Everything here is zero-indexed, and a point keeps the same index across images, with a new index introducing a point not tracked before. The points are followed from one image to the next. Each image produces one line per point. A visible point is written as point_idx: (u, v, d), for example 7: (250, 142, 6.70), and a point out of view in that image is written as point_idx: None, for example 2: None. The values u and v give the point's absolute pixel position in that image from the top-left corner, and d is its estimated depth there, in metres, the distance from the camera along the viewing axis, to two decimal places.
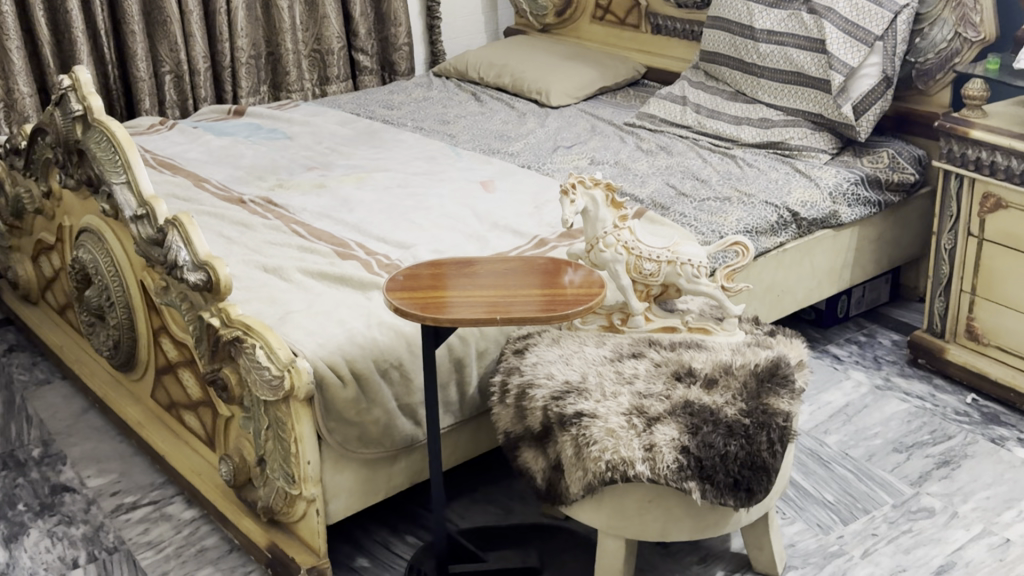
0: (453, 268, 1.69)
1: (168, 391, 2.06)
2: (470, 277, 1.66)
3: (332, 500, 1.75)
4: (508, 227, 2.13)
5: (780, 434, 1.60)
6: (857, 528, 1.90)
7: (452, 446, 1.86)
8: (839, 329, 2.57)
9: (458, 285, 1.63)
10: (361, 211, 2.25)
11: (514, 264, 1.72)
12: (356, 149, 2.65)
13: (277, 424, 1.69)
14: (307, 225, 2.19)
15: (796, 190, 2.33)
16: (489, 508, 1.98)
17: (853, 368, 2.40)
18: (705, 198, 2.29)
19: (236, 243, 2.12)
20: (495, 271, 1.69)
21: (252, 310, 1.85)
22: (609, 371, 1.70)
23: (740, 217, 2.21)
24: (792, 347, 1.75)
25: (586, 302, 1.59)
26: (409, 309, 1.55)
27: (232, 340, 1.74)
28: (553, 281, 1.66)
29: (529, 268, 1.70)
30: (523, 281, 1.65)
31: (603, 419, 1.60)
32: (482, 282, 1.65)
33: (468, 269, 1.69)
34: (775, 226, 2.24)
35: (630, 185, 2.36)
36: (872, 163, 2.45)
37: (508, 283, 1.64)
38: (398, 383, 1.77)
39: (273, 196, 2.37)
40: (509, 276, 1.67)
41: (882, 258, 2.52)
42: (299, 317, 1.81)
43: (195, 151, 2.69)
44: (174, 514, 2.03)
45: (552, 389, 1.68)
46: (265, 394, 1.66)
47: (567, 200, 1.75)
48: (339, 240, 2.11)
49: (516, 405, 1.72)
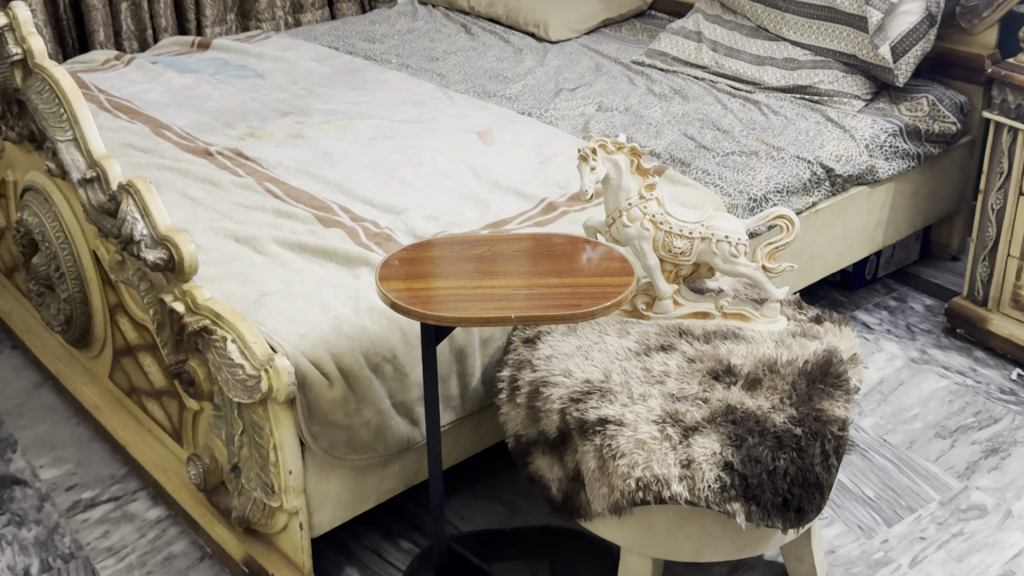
0: (452, 250, 1.45)
1: (128, 374, 1.82)
2: (472, 262, 1.42)
3: (317, 512, 1.53)
4: (511, 187, 1.89)
5: (835, 446, 1.39)
6: (902, 531, 1.71)
7: (453, 445, 1.64)
8: (866, 292, 2.35)
9: (459, 273, 1.39)
10: (343, 166, 2.00)
11: (523, 245, 1.48)
12: (336, 90, 2.38)
13: (252, 428, 1.47)
14: (283, 184, 1.95)
15: (828, 143, 2.09)
16: (491, 507, 1.77)
17: (885, 339, 2.19)
18: (729, 152, 2.05)
19: (203, 206, 1.87)
20: (501, 254, 1.45)
21: (222, 292, 1.61)
22: (636, 367, 1.48)
23: (769, 174, 1.99)
24: (843, 338, 1.54)
25: (612, 289, 1.35)
26: (407, 305, 1.31)
27: (199, 331, 1.51)
28: (571, 263, 1.43)
29: (540, 249, 1.47)
30: (535, 266, 1.41)
31: (632, 428, 1.39)
32: (486, 268, 1.41)
33: (469, 252, 1.45)
34: (807, 184, 2.02)
35: (643, 137, 2.12)
36: (911, 111, 2.21)
37: (518, 269, 1.41)
38: (392, 379, 1.54)
39: (243, 147, 2.11)
40: (518, 260, 1.43)
41: (917, 216, 2.29)
42: (276, 302, 1.58)
43: (155, 91, 2.42)
44: (138, 514, 1.80)
45: (571, 389, 1.46)
46: (239, 396, 1.44)
47: (587, 165, 1.52)
48: (320, 205, 1.86)
49: (528, 406, 1.50)
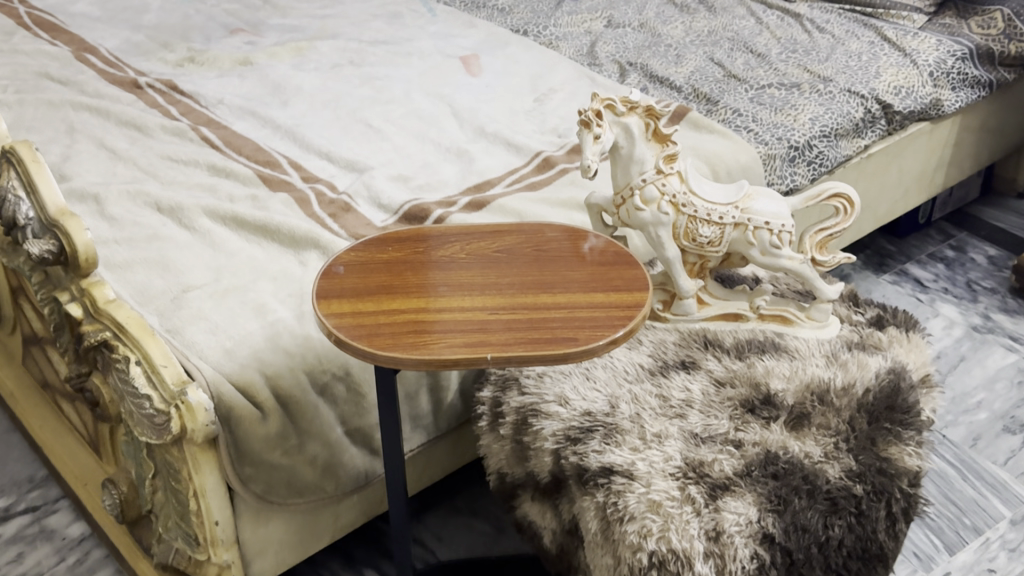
0: (416, 250, 1.12)
1: (39, 366, 1.52)
2: (441, 269, 1.09)
3: (256, 561, 1.24)
4: (499, 135, 1.56)
5: (905, 507, 1.08)
6: (967, 562, 1.42)
7: (424, 467, 1.34)
8: (918, 240, 2.03)
9: (425, 288, 1.07)
10: (298, 105, 1.66)
11: (508, 238, 1.15)
12: (299, 0, 2.04)
13: (167, 471, 1.17)
14: (222, 129, 1.61)
15: (885, 71, 1.73)
16: (475, 525, 1.49)
17: (942, 301, 1.87)
18: (764, 85, 1.70)
19: (124, 159, 1.54)
20: (479, 253, 1.12)
21: (134, 284, 1.29)
22: (649, 394, 1.17)
23: (815, 114, 1.64)
24: (911, 351, 1.22)
25: (624, 313, 1.03)
26: (352, 339, 1.00)
27: (98, 346, 1.20)
28: (568, 268, 1.10)
29: (530, 245, 1.14)
30: (523, 274, 1.09)
31: (644, 483, 1.08)
32: (459, 278, 1.08)
33: (437, 251, 1.12)
34: (860, 125, 1.67)
35: (661, 64, 1.77)
36: (982, 28, 1.84)
37: (501, 280, 1.08)
38: (345, 402, 1.24)
39: (180, 77, 1.76)
40: (501, 264, 1.10)
41: (982, 152, 1.94)
42: (199, 301, 1.26)
43: (84, 1, 2.05)
44: (57, 531, 1.52)
45: (568, 423, 1.16)
46: (148, 435, 1.14)
47: (589, 132, 1.18)
48: (265, 159, 1.53)
49: (514, 440, 1.19)
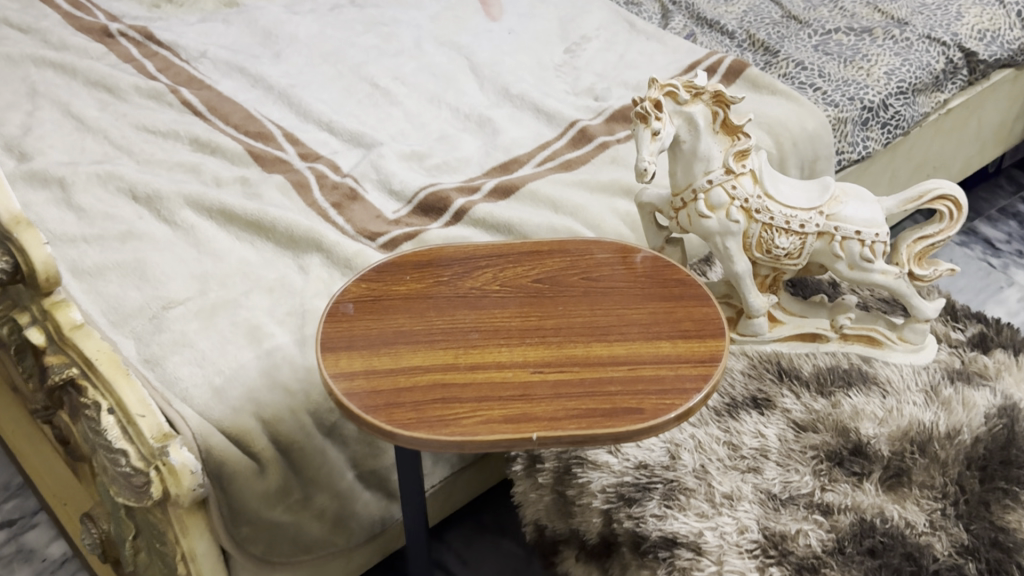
0: (438, 280, 0.93)
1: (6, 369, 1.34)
2: (470, 309, 0.90)
3: None
4: (527, 99, 1.35)
5: None
6: None
7: (445, 500, 1.17)
8: (987, 193, 1.83)
9: (452, 336, 0.88)
10: (293, 59, 1.45)
11: (548, 261, 0.95)
12: None
13: (149, 533, 1.00)
14: (207, 90, 1.39)
15: (967, 12, 1.51)
16: (503, 545, 1.32)
17: (1018, 268, 1.67)
18: (830, 29, 1.49)
19: (93, 130, 1.33)
20: (515, 284, 0.93)
21: (106, 297, 1.10)
22: (716, 442, 0.99)
23: (890, 67, 1.41)
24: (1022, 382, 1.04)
25: (695, 371, 0.84)
26: (367, 411, 0.81)
27: (65, 385, 1.01)
28: (624, 306, 0.90)
29: (575, 272, 0.94)
30: (568, 314, 0.90)
31: (713, 560, 0.90)
32: (491, 321, 0.89)
33: (464, 282, 0.93)
34: (940, 77, 1.44)
35: (709, 4, 1.57)
36: None
37: (543, 323, 0.89)
38: (356, 441, 1.05)
39: (157, 23, 1.54)
40: (542, 301, 0.91)
41: None
42: (182, 322, 1.07)
43: None
44: (36, 551, 1.36)
45: (620, 478, 0.98)
46: (127, 497, 0.96)
47: (647, 128, 0.97)
48: (256, 130, 1.32)
49: (555, 491, 1.02)
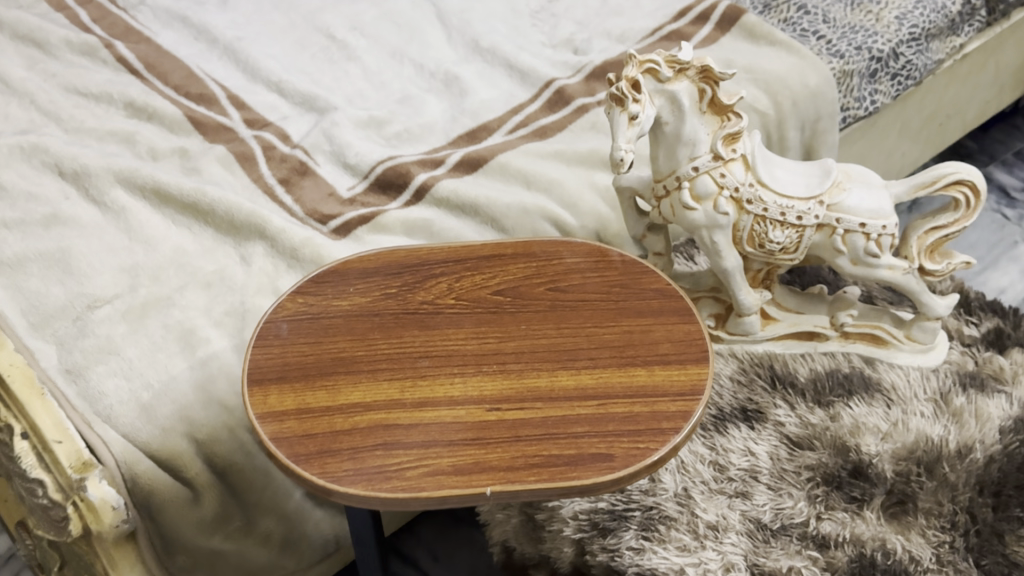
0: (385, 293, 0.82)
1: None
2: (419, 330, 0.79)
3: None
4: (497, 53, 1.22)
5: None
6: None
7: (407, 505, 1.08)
8: (1003, 134, 1.71)
9: (398, 365, 0.77)
10: (244, 11, 1.33)
11: (511, 267, 0.84)
12: None
13: (75, 565, 0.90)
14: (145, 44, 1.26)
15: None
16: (478, 540, 1.24)
17: None
18: None
19: (17, 93, 1.20)
20: (472, 298, 0.81)
21: (24, 293, 0.99)
22: (701, 461, 0.89)
23: (902, 10, 1.27)
24: None
25: (675, 406, 0.74)
26: (297, 460, 0.71)
27: None
28: (595, 324, 0.79)
29: (541, 280, 0.83)
30: (532, 335, 0.79)
31: None
32: (444, 345, 0.78)
33: (413, 295, 0.82)
34: (956, 21, 1.30)
35: None
36: None
37: (502, 347, 0.78)
38: None
39: None
40: (503, 319, 0.80)
41: None
42: (108, 325, 0.96)
43: None
44: None
45: (596, 501, 0.88)
46: (49, 531, 0.87)
47: (623, 112, 0.84)
48: (198, 91, 1.20)
49: (524, 513, 0.93)
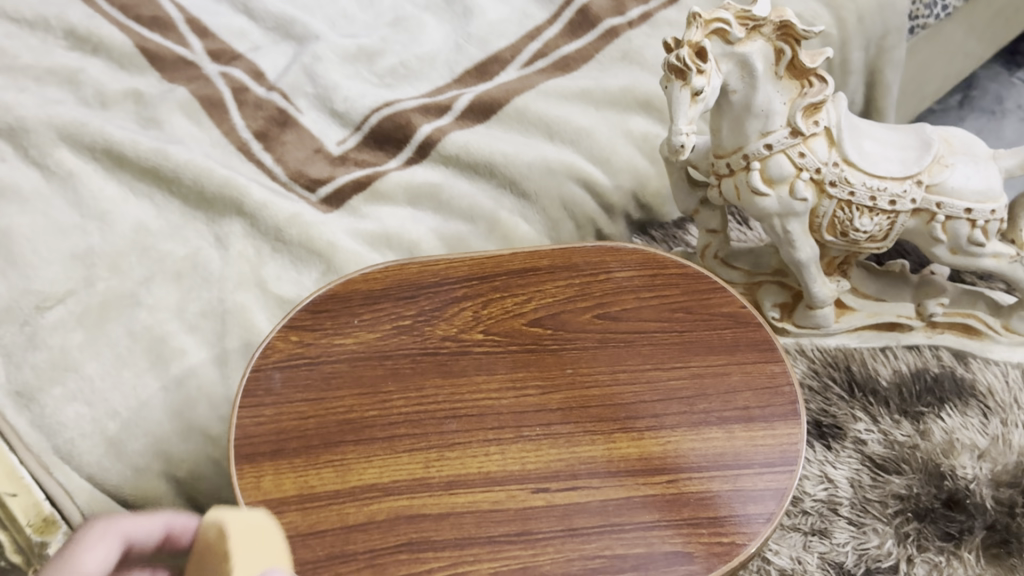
0: (397, 327, 0.67)
1: None
2: (443, 379, 0.64)
3: None
4: None
5: None
6: None
7: None
8: None
9: (420, 428, 0.63)
10: None
11: (549, 285, 0.69)
12: None
13: None
14: None
15: None
16: None
17: None
18: None
19: None
20: (505, 332, 0.67)
21: None
22: None
23: None
24: None
25: (766, 479, 0.61)
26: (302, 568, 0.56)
27: None
28: (658, 366, 0.65)
29: (588, 301, 0.68)
30: (582, 382, 0.64)
31: None
32: (474, 400, 0.64)
33: (433, 330, 0.67)
34: None
35: None
36: None
37: (546, 400, 0.64)
38: None
39: None
40: (544, 360, 0.65)
41: None
42: (61, 334, 0.77)
43: None
44: None
45: None
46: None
47: (684, 86, 0.67)
48: (151, 15, 1.01)
49: None
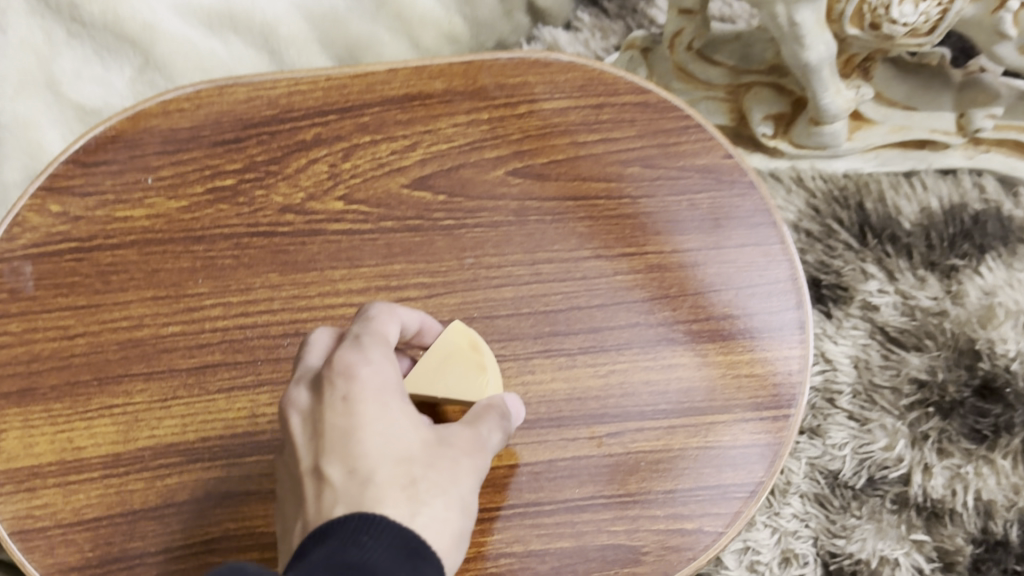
0: (214, 193, 0.45)
1: None
2: (282, 278, 0.44)
3: None
4: None
5: None
6: None
7: None
8: None
9: (246, 355, 0.42)
10: None
11: (440, 117, 0.47)
12: None
13: None
14: None
15: None
16: None
17: None
18: None
19: None
20: (377, 200, 0.45)
21: None
22: None
23: None
24: None
25: (757, 423, 0.42)
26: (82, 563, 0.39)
27: None
28: (600, 255, 0.45)
29: (495, 144, 0.47)
30: (487, 280, 0.44)
31: None
32: (325, 310, 0.43)
33: (268, 197, 0.45)
34: None
35: None
36: None
37: (433, 310, 0.43)
38: None
39: None
40: (433, 246, 0.44)
41: None
42: None
43: None
44: None
45: None
46: None
47: None
48: None
49: None
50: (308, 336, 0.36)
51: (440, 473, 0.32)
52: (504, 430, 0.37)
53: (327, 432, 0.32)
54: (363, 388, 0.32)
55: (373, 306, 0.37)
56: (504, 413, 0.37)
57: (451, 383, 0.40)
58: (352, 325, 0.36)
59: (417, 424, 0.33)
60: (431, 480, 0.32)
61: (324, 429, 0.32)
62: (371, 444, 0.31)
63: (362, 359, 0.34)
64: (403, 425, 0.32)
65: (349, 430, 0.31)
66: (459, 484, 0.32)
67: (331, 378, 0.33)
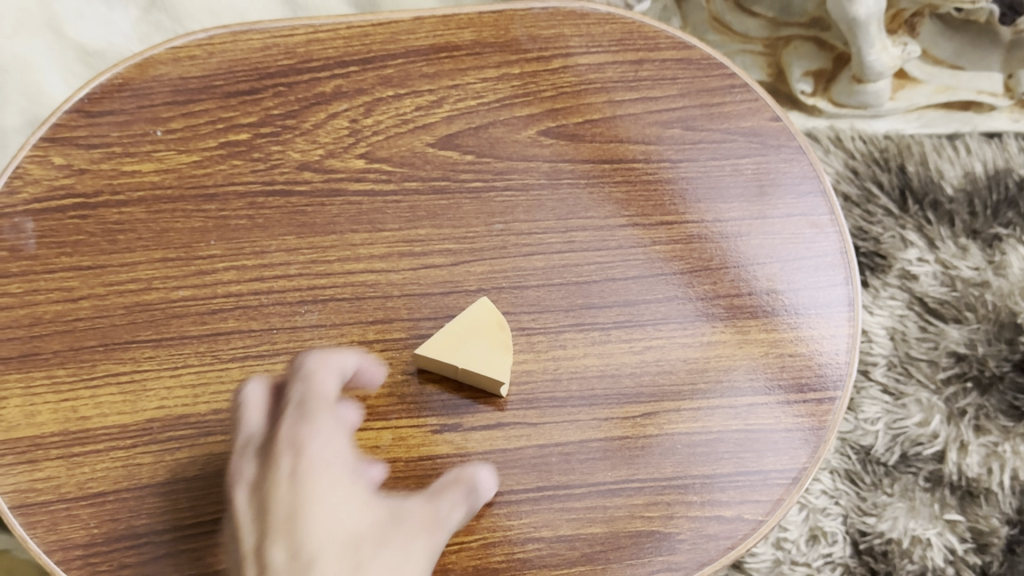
0: (228, 148, 0.42)
1: None
2: (299, 241, 0.41)
3: None
4: None
5: None
6: None
7: None
8: None
9: (261, 323, 0.40)
10: None
11: (469, 72, 0.44)
12: None
13: None
14: None
15: None
16: None
17: None
18: None
19: None
20: (400, 158, 0.42)
21: None
22: None
23: None
24: None
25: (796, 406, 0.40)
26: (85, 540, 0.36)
27: None
28: (636, 224, 0.42)
29: (527, 101, 0.44)
30: (518, 247, 0.41)
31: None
32: (345, 276, 0.41)
33: (285, 153, 0.42)
34: None
35: None
36: None
37: (459, 279, 0.41)
38: None
39: None
40: (459, 210, 0.42)
41: None
42: None
43: None
44: None
45: None
46: None
47: None
48: None
49: None
50: (237, 405, 0.32)
51: (395, 554, 0.27)
52: (465, 511, 0.32)
53: (272, 520, 0.26)
54: (312, 461, 0.28)
55: (308, 359, 0.33)
56: (469, 487, 0.34)
57: (471, 354, 0.38)
58: (289, 387, 0.31)
59: (369, 504, 0.28)
60: (384, 559, 0.26)
61: (268, 510, 0.26)
62: (321, 518, 0.26)
63: (312, 432, 0.29)
64: (354, 501, 0.27)
65: (297, 506, 0.26)
66: (415, 566, 0.27)
67: (276, 451, 0.28)
